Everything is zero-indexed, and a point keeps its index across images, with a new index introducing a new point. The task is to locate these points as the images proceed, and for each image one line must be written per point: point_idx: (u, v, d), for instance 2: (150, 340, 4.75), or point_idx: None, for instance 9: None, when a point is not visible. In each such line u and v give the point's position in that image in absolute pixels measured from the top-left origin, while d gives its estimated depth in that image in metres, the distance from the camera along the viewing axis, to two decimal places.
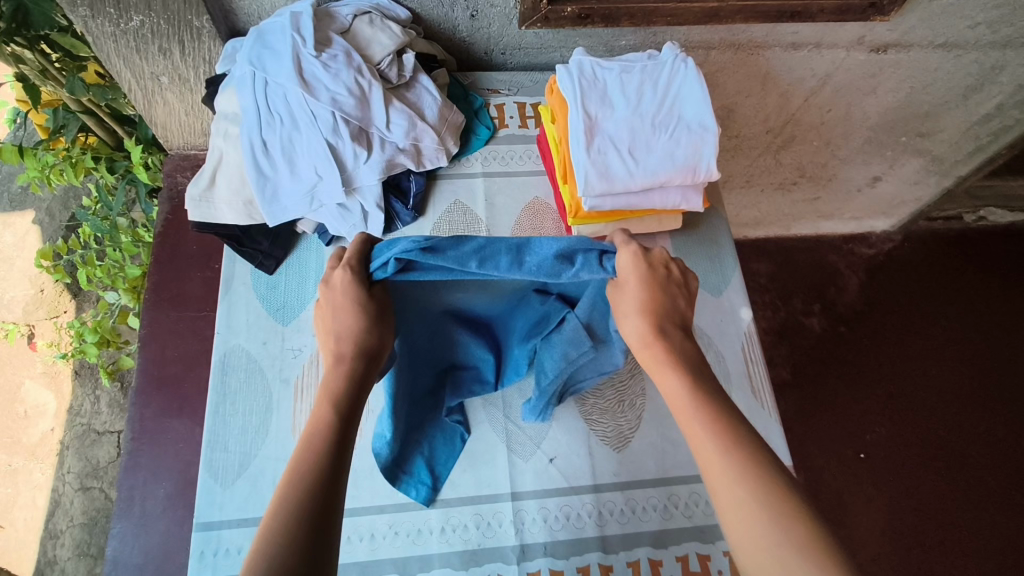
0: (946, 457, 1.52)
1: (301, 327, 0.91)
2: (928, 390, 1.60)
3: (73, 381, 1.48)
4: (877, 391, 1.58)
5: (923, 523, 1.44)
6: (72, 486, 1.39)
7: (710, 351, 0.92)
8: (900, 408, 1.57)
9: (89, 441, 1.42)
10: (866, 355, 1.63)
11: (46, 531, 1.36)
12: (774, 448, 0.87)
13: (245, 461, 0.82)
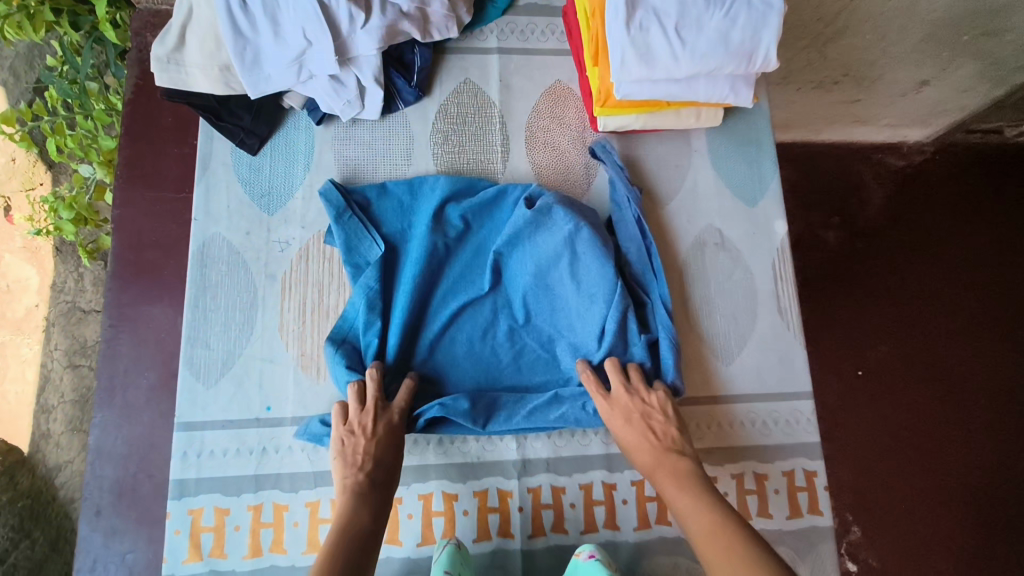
0: (949, 380, 1.49)
1: (288, 217, 0.81)
2: (940, 313, 1.54)
3: (56, 259, 1.37)
4: (884, 310, 1.53)
5: (918, 443, 1.44)
6: (61, 363, 1.35)
7: (737, 268, 0.85)
8: (905, 328, 1.52)
9: (75, 319, 1.36)
10: (881, 275, 1.56)
11: (38, 405, 1.33)
12: (794, 371, 0.82)
13: (229, 360, 0.76)
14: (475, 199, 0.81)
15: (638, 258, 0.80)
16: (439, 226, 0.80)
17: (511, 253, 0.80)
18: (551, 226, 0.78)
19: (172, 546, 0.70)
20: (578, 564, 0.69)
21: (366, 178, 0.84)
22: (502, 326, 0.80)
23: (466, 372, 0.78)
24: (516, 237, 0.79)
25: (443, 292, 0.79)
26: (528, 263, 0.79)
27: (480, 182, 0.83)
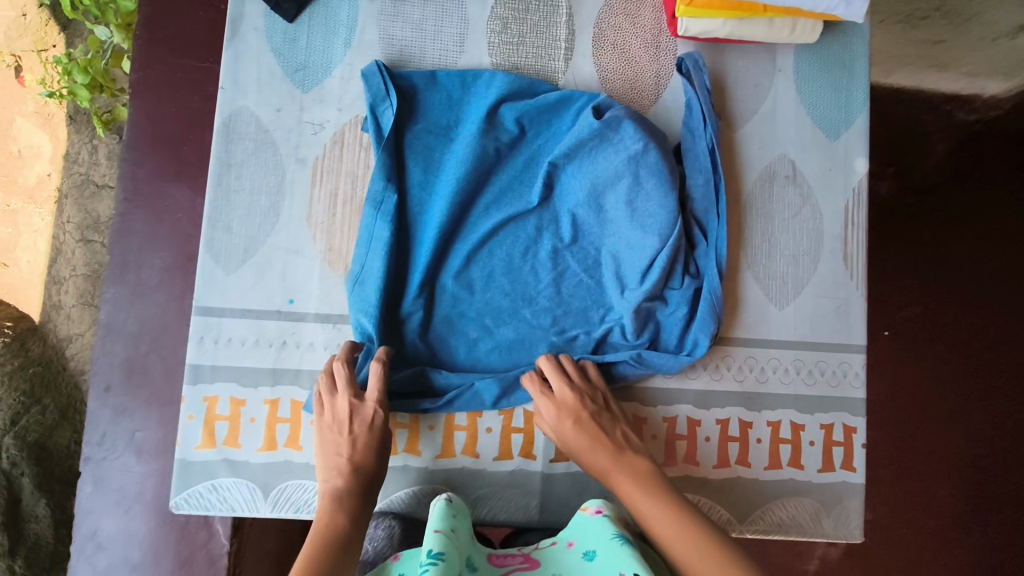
0: (990, 358, 1.33)
1: (323, 97, 0.73)
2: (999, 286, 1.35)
3: (69, 127, 1.23)
4: (932, 277, 1.35)
5: (940, 419, 1.31)
6: (74, 238, 1.23)
7: (805, 206, 0.78)
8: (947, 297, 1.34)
9: (89, 193, 1.23)
10: (930, 238, 1.35)
11: (50, 277, 1.22)
12: (850, 322, 0.78)
13: (251, 247, 0.70)
14: (535, 103, 0.73)
15: (703, 192, 0.73)
16: (489, 128, 0.72)
17: (566, 168, 0.73)
18: (617, 142, 0.71)
19: (185, 431, 0.67)
20: (584, 518, 0.64)
21: (412, 61, 0.75)
22: (543, 246, 0.73)
23: (498, 291, 0.72)
24: (575, 151, 0.72)
25: (486, 203, 0.73)
26: (583, 181, 0.72)
27: (541, 86, 0.75)
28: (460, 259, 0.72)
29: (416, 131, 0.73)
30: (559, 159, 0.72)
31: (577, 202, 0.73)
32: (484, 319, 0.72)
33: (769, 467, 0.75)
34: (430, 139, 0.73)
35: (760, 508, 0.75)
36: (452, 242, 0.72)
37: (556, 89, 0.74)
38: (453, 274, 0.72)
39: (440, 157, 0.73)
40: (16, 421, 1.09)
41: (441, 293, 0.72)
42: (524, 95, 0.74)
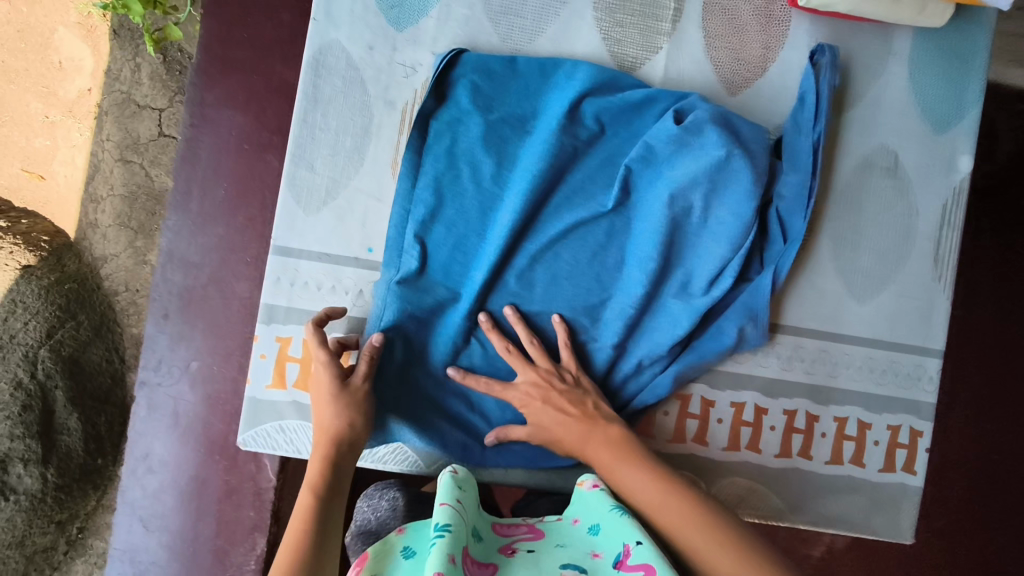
0: None
1: (417, 39, 0.70)
2: None
3: (112, 43, 1.09)
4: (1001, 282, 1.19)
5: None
6: (112, 156, 1.08)
7: (902, 200, 0.75)
8: None
9: (130, 113, 1.08)
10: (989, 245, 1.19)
11: (86, 194, 1.10)
12: (931, 325, 0.75)
13: (333, 190, 0.68)
14: (621, 101, 0.68)
15: (795, 192, 0.68)
16: (569, 126, 0.68)
17: (644, 172, 0.68)
18: (698, 149, 0.66)
19: (256, 369, 0.67)
20: (581, 494, 0.62)
21: (511, 9, 0.71)
22: (613, 253, 0.69)
23: (559, 294, 0.68)
24: (654, 153, 0.68)
25: (557, 203, 0.68)
26: (658, 186, 0.68)
27: (626, 81, 0.70)
28: (520, 260, 0.68)
29: (492, 121, 0.68)
30: (637, 162, 0.68)
31: (654, 209, 0.68)
32: (542, 322, 0.69)
33: (829, 461, 0.74)
34: (506, 132, 0.68)
35: (813, 501, 0.74)
36: (518, 241, 0.68)
37: (643, 86, 0.69)
38: (512, 272, 0.68)
39: (513, 151, 0.68)
40: (51, 334, 1.02)
41: (500, 294, 0.68)
42: (608, 91, 0.69)
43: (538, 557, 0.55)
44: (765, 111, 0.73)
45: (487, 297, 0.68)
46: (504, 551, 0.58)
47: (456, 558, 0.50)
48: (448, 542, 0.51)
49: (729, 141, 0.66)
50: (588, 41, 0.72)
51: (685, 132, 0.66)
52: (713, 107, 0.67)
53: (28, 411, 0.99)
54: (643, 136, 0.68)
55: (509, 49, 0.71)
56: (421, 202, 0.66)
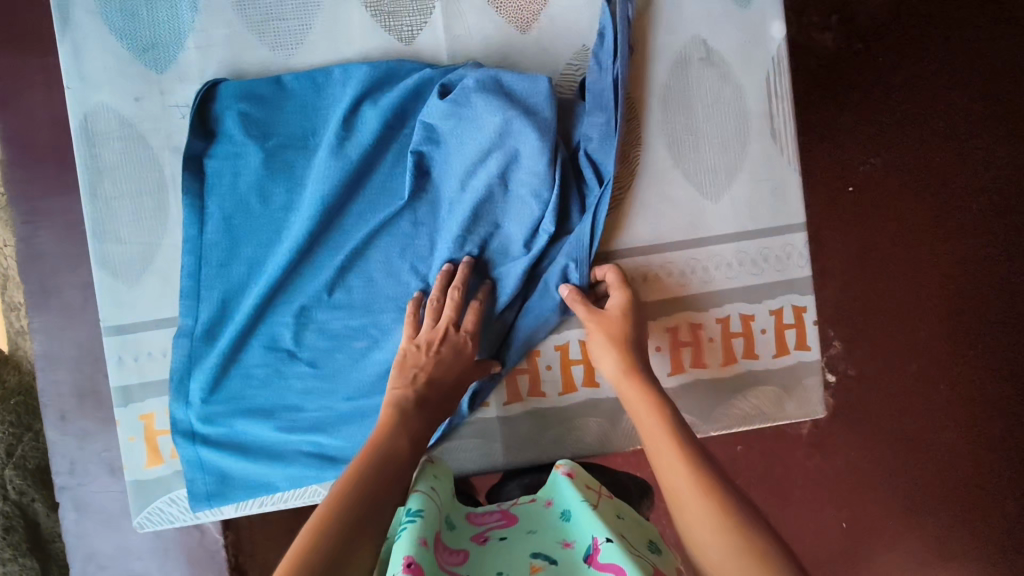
0: (963, 199, 1.20)
1: (183, 73, 0.67)
2: (963, 121, 1.20)
3: None
4: (883, 119, 1.18)
5: (910, 285, 1.19)
6: None
7: (726, 86, 0.72)
8: (906, 143, 1.19)
9: None
10: (874, 92, 1.18)
11: None
12: (788, 201, 0.74)
13: (149, 254, 0.67)
14: (397, 93, 0.66)
15: (601, 134, 0.67)
16: (348, 130, 0.67)
17: (435, 152, 0.68)
18: (473, 117, 0.65)
19: (128, 453, 0.67)
20: (556, 478, 0.65)
21: (269, 14, 0.67)
22: (423, 240, 0.69)
23: (377, 294, 0.68)
24: (438, 130, 0.67)
25: (358, 208, 0.68)
26: (449, 167, 0.67)
27: (403, 68, 0.68)
28: (326, 275, 0.68)
29: (270, 148, 0.67)
30: (423, 144, 0.67)
31: (452, 188, 0.68)
32: (373, 330, 0.68)
33: (727, 363, 0.74)
34: (288, 155, 0.67)
35: (722, 406, 0.75)
36: (318, 254, 0.68)
37: (417, 70, 0.67)
38: (323, 288, 0.68)
39: (301, 170, 0.68)
40: (11, 451, 0.93)
41: (318, 315, 0.68)
42: (385, 84, 0.68)
43: (511, 548, 0.57)
44: (563, 40, 0.70)
45: (306, 317, 0.68)
46: (475, 540, 0.61)
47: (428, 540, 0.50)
48: (420, 527, 0.51)
49: (501, 102, 0.64)
50: (360, 24, 0.68)
51: (456, 104, 0.65)
52: (479, 72, 0.65)
53: (12, 532, 0.92)
54: (419, 117, 0.67)
55: (282, 56, 0.68)
56: (215, 247, 0.67)
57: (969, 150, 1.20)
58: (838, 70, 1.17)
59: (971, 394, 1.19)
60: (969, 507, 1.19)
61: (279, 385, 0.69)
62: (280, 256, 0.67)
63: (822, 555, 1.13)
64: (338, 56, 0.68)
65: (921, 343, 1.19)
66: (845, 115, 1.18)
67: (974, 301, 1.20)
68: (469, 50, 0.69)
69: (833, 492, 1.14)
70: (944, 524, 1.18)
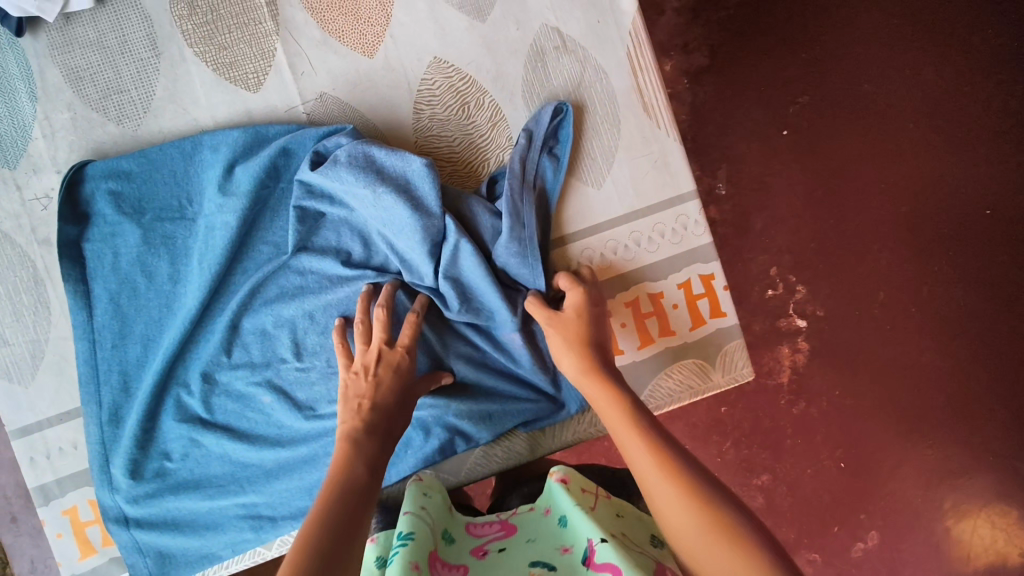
0: (912, 114, 1.11)
1: (36, 165, 0.66)
2: (893, 32, 1.11)
3: None
4: (810, 50, 1.10)
5: (872, 213, 1.10)
6: None
7: (586, 70, 0.72)
8: (839, 69, 1.11)
9: None
10: (792, 21, 1.10)
11: None
12: (673, 171, 0.73)
13: (38, 350, 0.66)
14: (263, 156, 0.65)
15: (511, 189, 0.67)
16: (223, 194, 0.66)
17: (316, 204, 0.67)
18: (343, 177, 0.64)
19: (60, 550, 0.67)
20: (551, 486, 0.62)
21: (110, 88, 0.66)
22: (325, 295, 0.68)
23: (275, 347, 0.68)
24: (319, 186, 0.66)
25: (242, 266, 0.68)
26: (342, 226, 0.68)
27: (270, 130, 0.67)
28: (220, 339, 0.67)
29: (147, 223, 0.66)
30: (305, 198, 0.66)
31: (341, 236, 0.69)
32: (277, 381, 0.68)
33: (642, 345, 0.73)
34: (166, 227, 0.66)
35: (647, 388, 0.73)
36: (209, 318, 0.67)
37: (287, 132, 0.67)
38: (222, 353, 0.67)
39: (178, 238, 0.67)
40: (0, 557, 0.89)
41: (221, 378, 0.68)
42: (256, 149, 0.67)
43: (509, 557, 0.56)
44: (411, 57, 0.69)
45: (210, 383, 0.67)
46: (475, 553, 0.59)
47: (420, 563, 0.51)
48: (412, 550, 0.52)
49: (371, 179, 0.65)
50: (202, 80, 0.67)
51: (325, 176, 0.65)
52: (351, 145, 0.65)
53: None
54: (296, 177, 0.66)
55: (130, 127, 0.67)
56: (105, 330, 0.66)
57: (907, 63, 1.11)
58: (753, 13, 1.09)
59: (956, 316, 1.11)
60: (979, 434, 1.10)
61: (198, 457, 0.67)
62: (174, 328, 0.66)
63: (824, 498, 1.09)
64: (188, 117, 0.67)
65: (894, 270, 1.11)
66: (771, 53, 1.09)
67: (941, 219, 1.11)
68: (318, 84, 0.68)
69: (825, 433, 1.09)
70: (953, 455, 1.10)
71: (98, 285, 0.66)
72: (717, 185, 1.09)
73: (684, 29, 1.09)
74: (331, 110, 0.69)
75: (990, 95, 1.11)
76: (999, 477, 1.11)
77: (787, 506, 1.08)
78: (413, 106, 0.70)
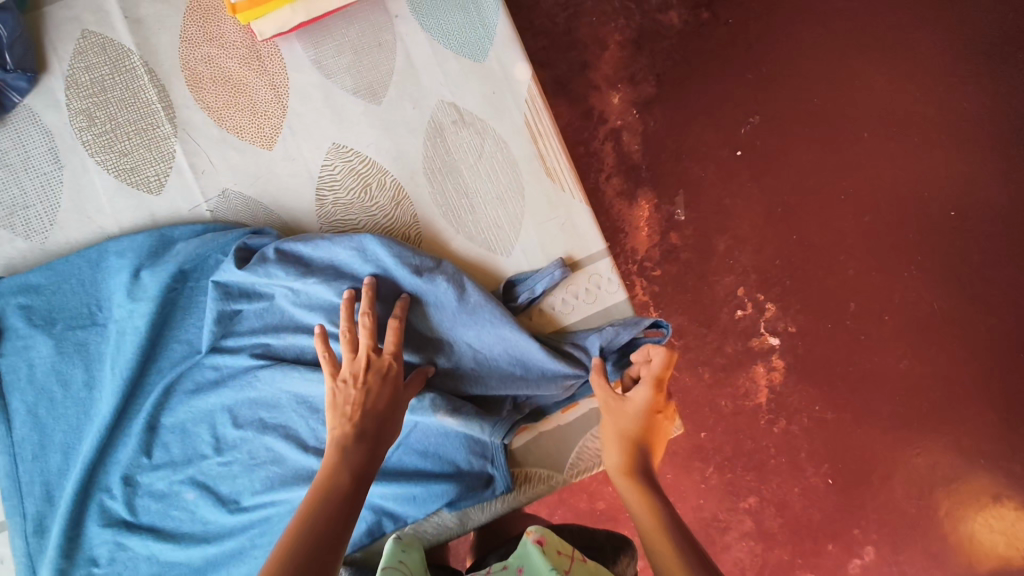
0: (867, 124, 1.09)
1: None
2: (838, 45, 1.10)
3: None
4: (755, 71, 1.09)
5: (835, 225, 1.08)
6: None
7: (486, 140, 0.72)
8: (788, 86, 1.09)
9: None
10: (735, 43, 1.09)
11: None
12: (581, 232, 0.74)
13: None
14: (171, 260, 0.66)
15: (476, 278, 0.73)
16: (131, 300, 0.66)
17: (228, 306, 0.67)
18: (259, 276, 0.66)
19: None
20: (527, 547, 0.60)
21: (15, 204, 0.68)
22: (244, 390, 0.68)
23: (196, 443, 0.68)
24: (235, 285, 0.67)
25: (157, 368, 0.68)
26: (259, 322, 0.69)
27: (175, 232, 0.68)
28: (138, 443, 0.67)
29: (59, 333, 0.67)
30: (221, 301, 0.67)
31: (253, 332, 0.69)
32: (201, 477, 0.68)
33: (567, 409, 0.74)
34: (78, 334, 0.67)
35: (575, 450, 0.74)
36: (127, 421, 0.68)
37: (193, 235, 0.68)
38: (142, 455, 0.68)
39: (93, 345, 0.67)
40: None
41: (143, 479, 0.68)
42: (162, 252, 0.68)
43: None
44: (310, 146, 0.70)
45: (132, 485, 0.68)
46: None
47: None
48: None
49: (300, 271, 0.66)
50: (106, 187, 0.68)
51: (253, 273, 0.66)
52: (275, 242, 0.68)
53: None
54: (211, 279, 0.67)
55: (38, 240, 0.68)
56: (25, 442, 0.67)
57: (855, 74, 1.10)
58: (695, 41, 1.09)
59: (933, 322, 1.08)
60: (971, 438, 1.07)
61: (125, 560, 0.67)
62: (91, 435, 0.66)
63: (814, 516, 1.07)
64: (95, 225, 0.69)
65: (865, 281, 1.08)
66: (716, 80, 1.09)
67: (908, 224, 1.09)
68: (219, 181, 0.70)
69: (809, 449, 1.07)
70: (946, 462, 1.07)
71: (13, 398, 0.67)
72: (675, 211, 1.08)
73: (628, 61, 1.08)
74: (235, 205, 0.70)
75: (944, 100, 1.10)
76: (1000, 479, 1.07)
77: (777, 527, 1.07)
78: (316, 194, 0.71)
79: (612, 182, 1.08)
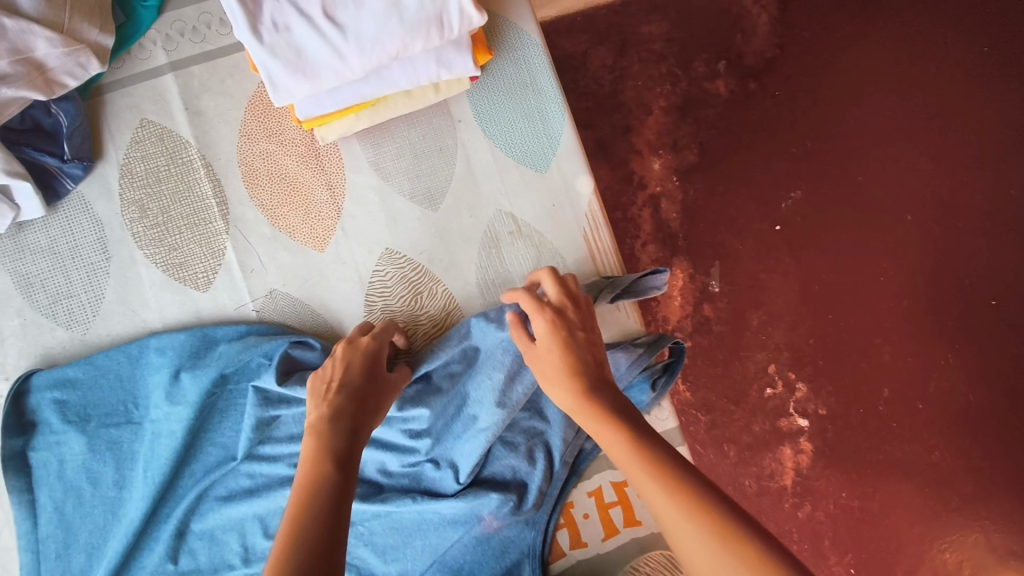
0: (955, 207, 0.94)
1: None
2: (926, 118, 0.94)
3: None
4: (830, 146, 0.94)
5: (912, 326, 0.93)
6: None
7: (542, 253, 0.70)
8: (867, 164, 0.94)
9: None
10: (806, 112, 0.94)
11: None
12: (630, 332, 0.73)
13: None
14: (214, 363, 0.65)
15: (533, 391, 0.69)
16: (170, 402, 0.64)
17: (267, 412, 0.65)
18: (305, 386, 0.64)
19: None
20: None
21: (60, 293, 0.66)
22: (279, 500, 0.64)
23: (224, 550, 0.65)
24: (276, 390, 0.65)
25: (191, 471, 0.65)
26: (297, 428, 0.66)
27: (218, 332, 0.66)
28: (166, 548, 0.64)
29: (93, 431, 0.65)
30: (261, 406, 0.65)
31: (290, 438, 0.66)
32: None
33: (607, 536, 0.70)
34: (111, 433, 0.65)
35: None
36: (157, 523, 0.65)
37: (236, 336, 0.66)
38: (168, 562, 0.64)
39: (128, 442, 0.65)
40: None
41: None
42: (203, 353, 0.66)
43: None
44: (361, 249, 0.68)
45: None
46: None
47: None
48: None
49: None
50: (152, 281, 0.67)
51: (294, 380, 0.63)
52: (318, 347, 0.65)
53: None
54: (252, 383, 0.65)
55: (79, 332, 0.67)
56: (50, 542, 0.64)
57: (902, 153, 0.94)
58: (757, 110, 0.94)
59: (982, 425, 0.93)
60: (1007, 537, 0.92)
61: None
62: (118, 539, 0.63)
63: None
64: (138, 319, 0.67)
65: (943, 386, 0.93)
66: (781, 148, 0.93)
67: (996, 326, 0.93)
68: (268, 281, 0.68)
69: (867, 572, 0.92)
70: (980, 563, 0.92)
71: (38, 495, 0.64)
72: (710, 282, 0.92)
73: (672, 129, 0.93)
74: (282, 306, 0.68)
75: None
76: None
77: None
78: (365, 299, 0.68)
79: (647, 252, 0.92)
